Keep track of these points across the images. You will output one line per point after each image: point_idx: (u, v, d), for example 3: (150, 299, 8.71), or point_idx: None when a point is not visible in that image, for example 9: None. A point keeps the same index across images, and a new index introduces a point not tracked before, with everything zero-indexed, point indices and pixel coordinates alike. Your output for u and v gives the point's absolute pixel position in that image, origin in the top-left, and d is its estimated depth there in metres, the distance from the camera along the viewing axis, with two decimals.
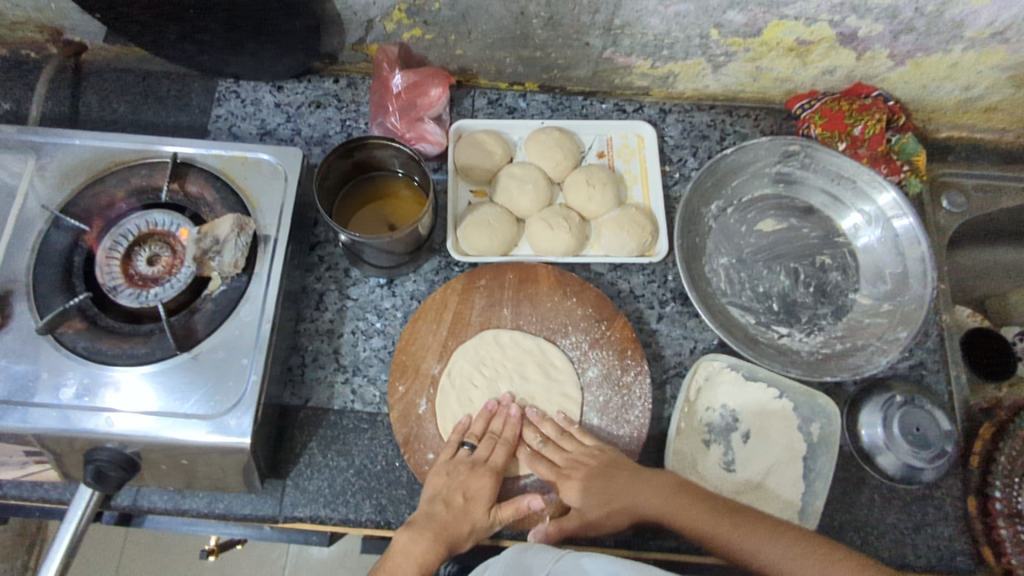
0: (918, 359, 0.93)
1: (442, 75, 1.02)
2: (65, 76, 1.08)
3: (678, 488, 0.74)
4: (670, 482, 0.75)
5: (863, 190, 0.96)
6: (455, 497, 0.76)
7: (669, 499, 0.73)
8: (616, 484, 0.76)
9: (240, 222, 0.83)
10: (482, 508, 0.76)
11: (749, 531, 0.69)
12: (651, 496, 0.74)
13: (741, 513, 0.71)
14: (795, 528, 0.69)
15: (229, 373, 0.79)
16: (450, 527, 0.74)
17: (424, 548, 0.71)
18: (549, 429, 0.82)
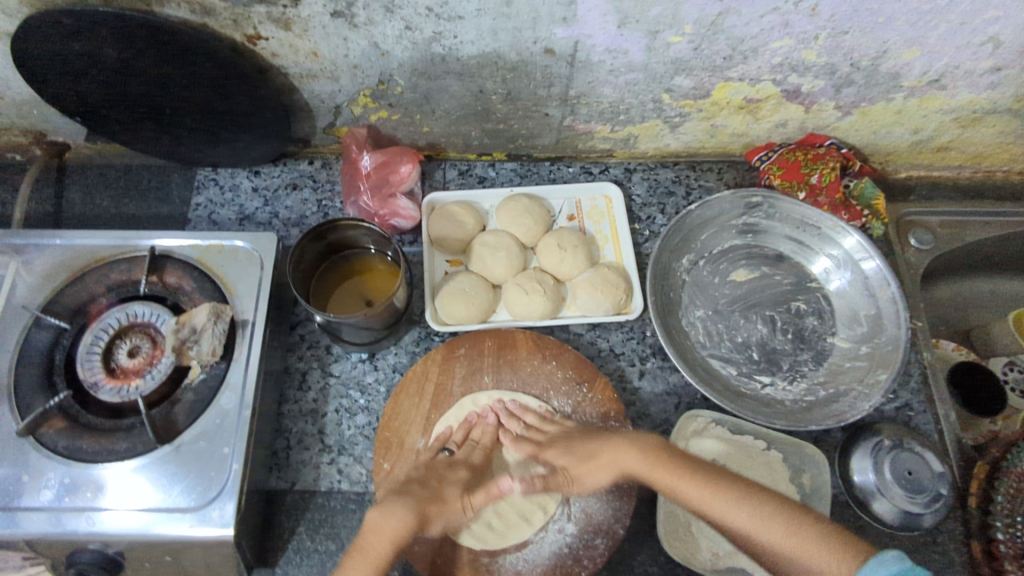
0: (903, 401, 0.93)
1: (411, 152, 1.05)
2: (49, 175, 1.12)
3: (655, 450, 0.74)
4: (651, 443, 0.75)
5: (830, 236, 0.98)
6: (439, 486, 0.77)
7: (646, 462, 0.73)
8: (591, 464, 0.77)
9: (216, 309, 0.84)
10: (459, 492, 0.78)
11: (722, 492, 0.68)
12: (626, 461, 0.75)
13: (717, 474, 0.70)
14: (764, 488, 0.68)
15: (210, 463, 0.78)
16: (427, 504, 0.74)
17: (400, 520, 0.70)
18: (531, 418, 0.85)
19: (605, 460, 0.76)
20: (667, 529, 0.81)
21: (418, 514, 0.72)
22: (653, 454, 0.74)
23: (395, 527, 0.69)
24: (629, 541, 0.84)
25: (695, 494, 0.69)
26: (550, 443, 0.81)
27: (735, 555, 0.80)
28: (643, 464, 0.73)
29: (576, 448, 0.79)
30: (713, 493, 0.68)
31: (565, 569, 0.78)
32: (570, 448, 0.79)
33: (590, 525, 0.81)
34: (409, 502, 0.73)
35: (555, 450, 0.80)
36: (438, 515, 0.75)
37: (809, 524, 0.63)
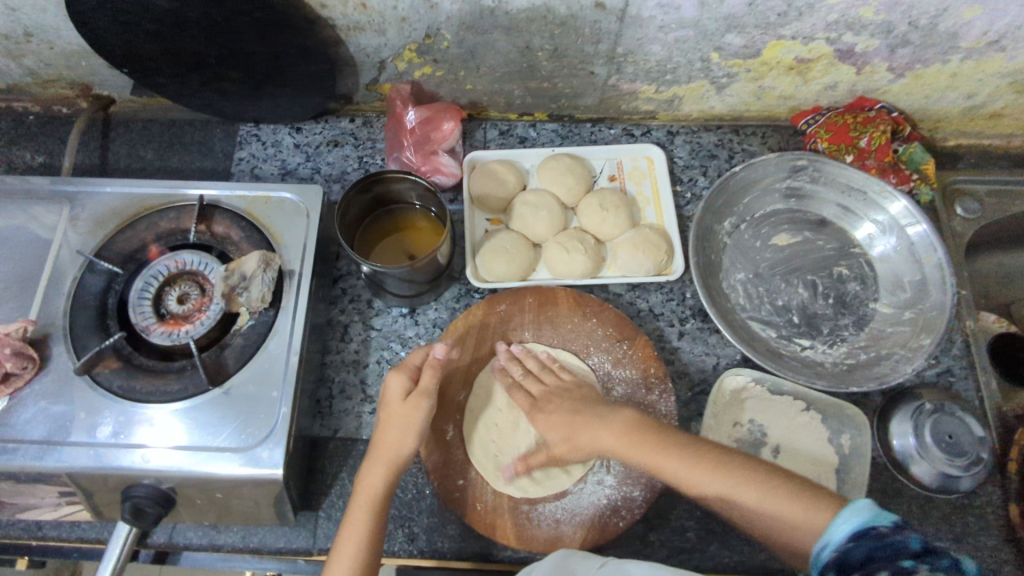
0: (944, 366, 0.93)
1: (453, 110, 1.06)
2: (94, 128, 1.13)
3: (637, 423, 0.75)
4: (627, 421, 0.76)
5: (875, 200, 0.97)
6: (387, 411, 0.78)
7: (623, 442, 0.74)
8: (570, 431, 0.77)
9: (265, 258, 0.84)
10: (402, 397, 0.78)
11: (699, 462, 0.70)
12: (603, 439, 0.75)
13: (698, 447, 0.72)
14: (743, 457, 0.71)
15: (260, 407, 0.78)
16: (393, 446, 0.76)
17: (378, 484, 0.74)
18: (531, 363, 0.86)
19: (583, 438, 0.76)
20: None
21: (387, 465, 0.75)
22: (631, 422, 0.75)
23: (372, 489, 0.74)
24: (666, 495, 0.85)
25: (680, 473, 0.70)
26: (544, 399, 0.82)
27: None
28: (620, 442, 0.74)
29: (562, 408, 0.79)
30: (693, 466, 0.70)
31: (605, 518, 0.80)
32: (563, 402, 0.80)
33: (628, 477, 0.82)
34: (378, 460, 0.76)
35: (547, 415, 0.80)
36: (406, 434, 0.76)
37: (789, 488, 0.66)
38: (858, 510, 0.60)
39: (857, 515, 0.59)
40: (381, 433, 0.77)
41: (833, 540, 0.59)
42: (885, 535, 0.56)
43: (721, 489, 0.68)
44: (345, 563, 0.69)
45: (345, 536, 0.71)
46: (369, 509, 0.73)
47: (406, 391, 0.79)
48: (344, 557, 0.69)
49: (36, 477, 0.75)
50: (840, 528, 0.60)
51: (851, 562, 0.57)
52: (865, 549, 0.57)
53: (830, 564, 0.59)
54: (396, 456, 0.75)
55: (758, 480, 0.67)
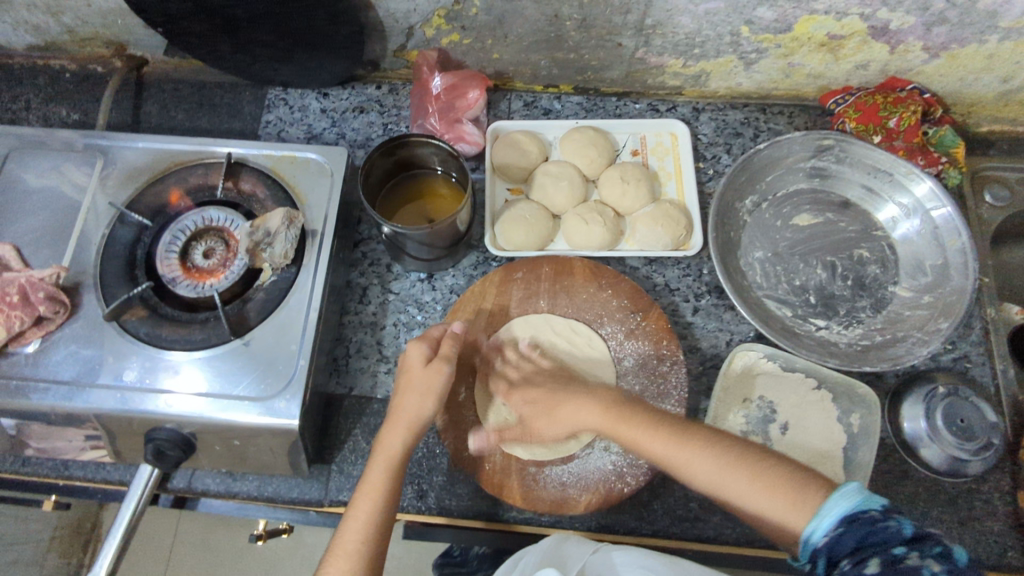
0: (961, 352, 0.92)
1: (480, 78, 1.06)
2: (128, 87, 1.16)
3: (622, 403, 0.77)
4: (611, 399, 0.78)
5: (901, 182, 0.96)
6: (406, 376, 0.80)
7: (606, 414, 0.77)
8: (547, 403, 0.80)
9: (289, 215, 0.85)
10: (424, 364, 0.80)
11: (680, 450, 0.71)
12: (585, 417, 0.78)
13: (681, 428, 0.73)
14: (731, 437, 0.72)
15: (279, 359, 0.80)
16: (412, 410, 0.78)
17: (397, 445, 0.76)
18: (513, 353, 0.87)
19: (564, 412, 0.79)
20: None
21: (407, 426, 0.77)
22: (610, 410, 0.77)
23: (392, 450, 0.76)
24: None
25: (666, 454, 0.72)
26: (524, 382, 0.83)
27: None
28: (602, 417, 0.77)
29: (544, 392, 0.81)
30: (677, 451, 0.71)
31: (610, 484, 0.81)
32: (542, 386, 0.82)
33: None
34: (397, 421, 0.78)
35: (524, 393, 0.82)
36: (426, 398, 0.78)
37: (768, 468, 0.67)
38: (845, 495, 0.61)
39: (846, 500, 0.61)
40: (400, 397, 0.79)
41: (821, 527, 0.61)
42: (877, 522, 0.58)
43: (706, 476, 0.69)
44: (362, 518, 0.71)
45: (363, 491, 0.73)
46: (388, 469, 0.74)
47: (427, 359, 0.80)
48: (361, 513, 0.71)
49: (65, 416, 0.78)
50: (828, 516, 0.61)
51: (841, 551, 0.59)
52: (857, 536, 0.58)
53: (820, 551, 0.60)
54: (415, 418, 0.77)
55: (738, 462, 0.68)
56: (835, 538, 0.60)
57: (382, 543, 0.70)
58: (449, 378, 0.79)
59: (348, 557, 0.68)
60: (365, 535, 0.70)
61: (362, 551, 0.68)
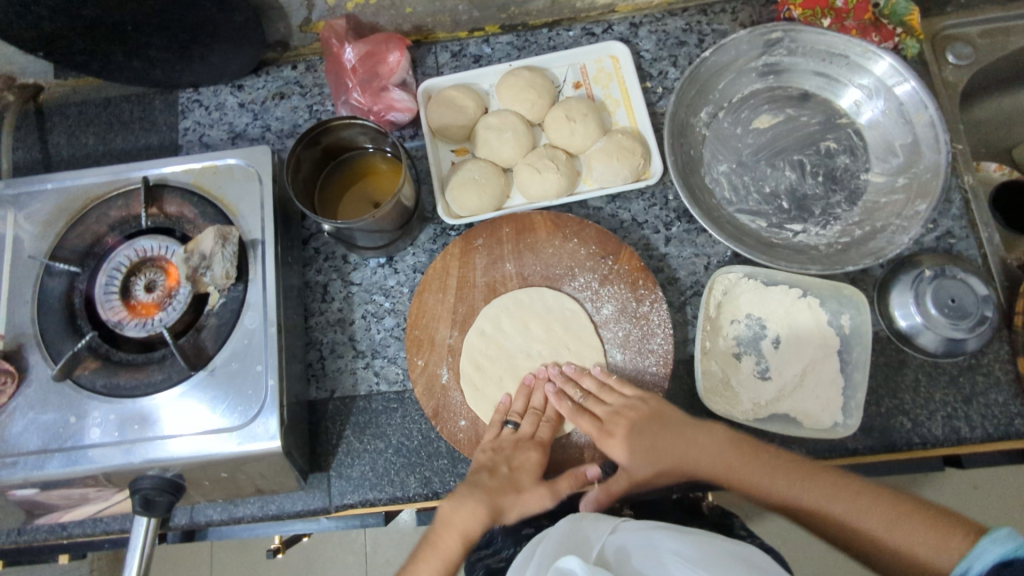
0: (944, 229, 0.89)
1: (396, 39, 0.97)
2: (28, 120, 1.06)
3: (736, 440, 0.72)
4: (721, 437, 0.73)
5: (858, 62, 0.91)
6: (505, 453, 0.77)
7: (722, 456, 0.71)
8: (654, 446, 0.74)
9: (222, 232, 0.80)
10: (534, 479, 0.76)
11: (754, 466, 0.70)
12: (693, 456, 0.72)
13: (790, 460, 0.70)
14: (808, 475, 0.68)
15: (246, 382, 0.76)
16: (497, 494, 0.73)
17: (472, 522, 0.70)
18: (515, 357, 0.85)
19: (676, 446, 0.73)
20: (707, 387, 0.82)
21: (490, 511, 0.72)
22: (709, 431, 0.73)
23: (465, 526, 0.70)
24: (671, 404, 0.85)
25: (778, 485, 0.67)
26: (613, 419, 0.77)
27: (775, 404, 0.81)
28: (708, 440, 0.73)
29: (647, 431, 0.75)
30: (799, 480, 0.67)
31: None
32: (639, 424, 0.76)
33: None
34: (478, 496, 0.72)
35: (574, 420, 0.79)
36: (513, 492, 0.74)
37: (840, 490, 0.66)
38: (999, 539, 0.54)
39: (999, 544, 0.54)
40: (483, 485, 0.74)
41: (974, 565, 0.55)
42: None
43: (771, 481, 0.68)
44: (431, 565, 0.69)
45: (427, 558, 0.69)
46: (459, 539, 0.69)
47: (541, 474, 0.77)
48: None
49: (42, 485, 0.75)
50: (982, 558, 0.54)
51: None
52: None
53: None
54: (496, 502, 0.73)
55: (852, 488, 0.65)
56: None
57: None
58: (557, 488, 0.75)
59: None
60: None
61: None
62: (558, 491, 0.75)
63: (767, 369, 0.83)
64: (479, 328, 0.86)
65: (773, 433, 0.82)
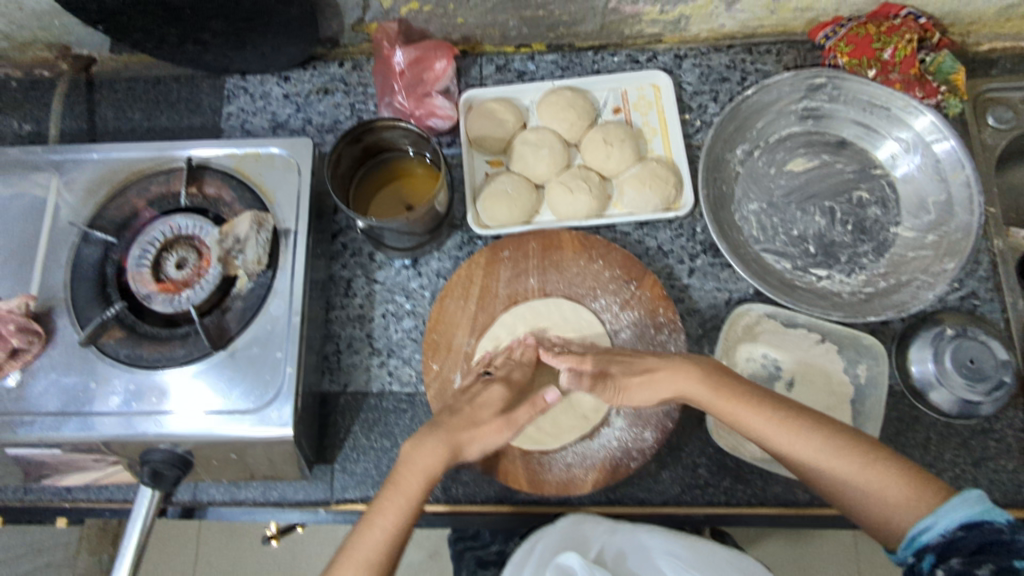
0: (969, 290, 0.89)
1: (445, 46, 1.00)
2: (78, 90, 1.09)
3: (720, 374, 0.72)
4: (711, 368, 0.73)
5: (899, 116, 0.92)
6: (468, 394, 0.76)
7: (711, 386, 0.71)
8: (635, 381, 0.74)
9: (257, 217, 0.83)
10: (494, 413, 0.75)
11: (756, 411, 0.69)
12: (683, 382, 0.72)
13: (774, 398, 0.70)
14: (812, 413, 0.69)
15: (265, 367, 0.77)
16: (459, 432, 0.72)
17: (429, 460, 0.70)
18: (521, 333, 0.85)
19: (661, 384, 0.73)
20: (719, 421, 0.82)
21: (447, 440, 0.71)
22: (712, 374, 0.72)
23: (427, 466, 0.69)
24: (677, 435, 0.85)
25: (756, 421, 0.68)
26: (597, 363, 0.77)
27: None
28: (704, 386, 0.72)
29: (624, 371, 0.75)
30: (781, 420, 0.68)
31: (616, 460, 0.80)
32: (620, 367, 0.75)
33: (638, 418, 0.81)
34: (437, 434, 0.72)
35: (590, 383, 0.76)
36: (466, 433, 0.72)
37: (829, 432, 0.67)
38: (967, 500, 0.58)
39: (971, 505, 0.58)
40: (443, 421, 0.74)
41: (938, 525, 0.59)
42: (1002, 535, 0.56)
43: (758, 424, 0.68)
44: (390, 508, 0.67)
45: (389, 494, 0.68)
46: (423, 482, 0.68)
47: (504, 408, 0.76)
48: (385, 522, 0.66)
49: (56, 447, 0.76)
50: (948, 517, 0.58)
51: (958, 551, 0.57)
52: (975, 544, 0.57)
53: (930, 549, 0.59)
54: (457, 439, 0.72)
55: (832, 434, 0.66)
56: (949, 540, 0.58)
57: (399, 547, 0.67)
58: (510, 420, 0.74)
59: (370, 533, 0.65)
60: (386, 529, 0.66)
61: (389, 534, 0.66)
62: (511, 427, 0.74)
63: None
64: (495, 334, 0.86)
65: (778, 473, 0.82)
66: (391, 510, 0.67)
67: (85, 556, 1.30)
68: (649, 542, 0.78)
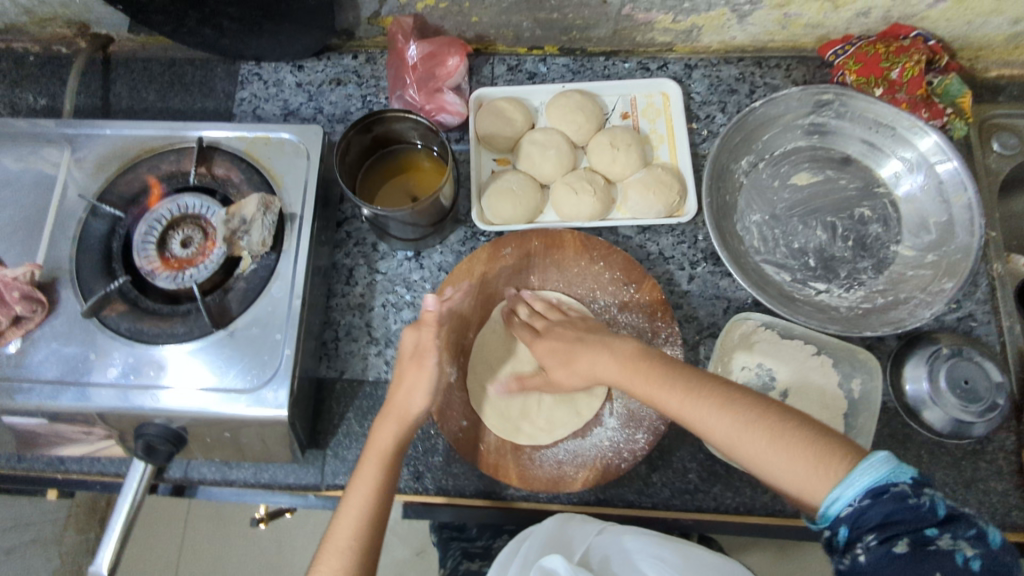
0: (966, 311, 0.90)
1: (459, 44, 1.01)
2: (95, 68, 1.10)
3: (639, 357, 0.72)
4: (634, 350, 0.73)
5: (903, 136, 0.93)
6: (400, 368, 0.77)
7: (624, 368, 0.72)
8: (570, 358, 0.76)
9: (265, 201, 0.83)
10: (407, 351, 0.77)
11: (671, 395, 0.67)
12: (604, 367, 0.74)
13: (695, 375, 0.69)
14: (729, 388, 0.66)
15: (264, 348, 0.78)
16: (399, 401, 0.75)
17: (388, 440, 0.73)
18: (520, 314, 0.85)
19: (583, 364, 0.75)
20: None
21: (399, 420, 0.74)
22: (631, 359, 0.72)
23: (383, 444, 0.73)
24: (669, 438, 0.85)
25: (672, 402, 0.67)
26: (545, 331, 0.80)
27: None
28: (621, 372, 0.72)
29: (563, 344, 0.78)
30: (692, 399, 0.66)
31: (607, 460, 0.80)
32: (562, 335, 0.79)
33: (631, 419, 0.82)
34: (389, 415, 0.75)
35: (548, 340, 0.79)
36: (406, 401, 0.75)
37: (742, 402, 0.64)
38: (875, 463, 0.55)
39: (874, 469, 0.55)
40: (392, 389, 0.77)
41: (846, 495, 0.55)
42: (906, 497, 0.53)
43: (672, 406, 0.67)
44: (361, 490, 0.70)
45: (355, 487, 0.71)
46: (381, 463, 0.72)
47: (413, 347, 0.77)
48: (353, 509, 0.69)
49: (51, 415, 0.77)
50: (855, 484, 0.55)
51: (866, 525, 0.53)
52: (882, 512, 0.53)
53: (842, 522, 0.55)
54: (408, 412, 0.75)
55: (745, 408, 0.64)
56: (857, 511, 0.54)
57: (375, 534, 0.69)
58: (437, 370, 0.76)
59: (343, 524, 0.68)
60: (359, 516, 0.68)
61: (360, 518, 0.68)
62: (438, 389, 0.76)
63: None
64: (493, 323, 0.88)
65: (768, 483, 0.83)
66: (362, 490, 0.70)
67: (72, 532, 1.30)
68: (631, 545, 0.76)
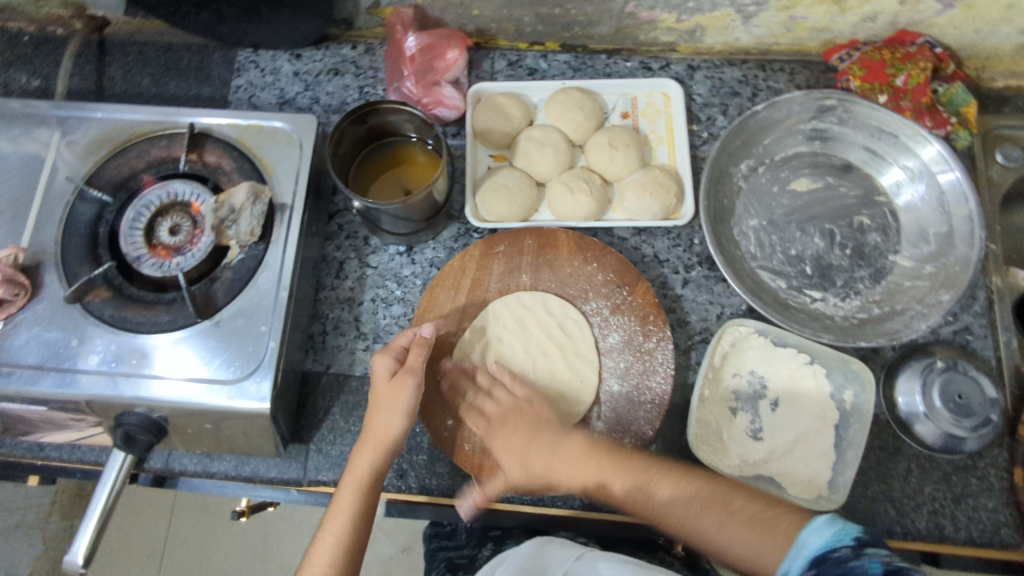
0: (963, 324, 0.89)
1: (458, 36, 0.99)
2: (90, 51, 1.08)
3: (595, 448, 0.73)
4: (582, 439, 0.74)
5: (906, 144, 0.91)
6: (376, 393, 0.76)
7: (577, 459, 0.73)
8: (529, 449, 0.74)
9: (255, 189, 0.81)
10: (387, 378, 0.76)
11: (624, 475, 0.71)
12: (558, 450, 0.74)
13: (643, 459, 0.73)
14: (678, 475, 0.71)
15: (248, 339, 0.76)
16: (379, 429, 0.74)
17: (365, 464, 0.73)
18: (485, 377, 0.81)
19: (540, 448, 0.74)
20: (697, 434, 0.81)
21: (377, 446, 0.74)
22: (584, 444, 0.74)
23: (360, 470, 0.73)
24: (657, 443, 0.84)
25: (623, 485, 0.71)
26: (500, 419, 0.77)
27: (763, 464, 0.80)
28: (573, 455, 0.73)
29: (524, 428, 0.75)
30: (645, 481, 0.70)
31: None
32: (521, 422, 0.76)
33: (618, 423, 0.81)
34: (367, 440, 0.75)
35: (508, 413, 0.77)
36: (382, 429, 0.74)
37: (693, 487, 0.69)
38: (819, 527, 0.58)
39: (822, 535, 0.57)
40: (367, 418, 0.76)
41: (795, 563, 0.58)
42: (845, 560, 0.55)
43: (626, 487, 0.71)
44: (341, 518, 0.70)
45: (333, 514, 0.71)
46: (355, 489, 0.72)
47: (392, 373, 0.76)
48: (330, 535, 0.70)
49: (30, 401, 0.75)
50: (804, 549, 0.58)
51: None
52: None
53: None
54: (387, 438, 0.74)
55: (695, 493, 0.69)
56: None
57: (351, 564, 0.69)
58: (417, 392, 0.75)
59: (319, 555, 0.68)
60: (334, 546, 0.69)
61: (337, 547, 0.69)
62: (415, 410, 0.75)
63: (760, 430, 0.82)
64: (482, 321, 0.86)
65: None
66: (337, 522, 0.70)
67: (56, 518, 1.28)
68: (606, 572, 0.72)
